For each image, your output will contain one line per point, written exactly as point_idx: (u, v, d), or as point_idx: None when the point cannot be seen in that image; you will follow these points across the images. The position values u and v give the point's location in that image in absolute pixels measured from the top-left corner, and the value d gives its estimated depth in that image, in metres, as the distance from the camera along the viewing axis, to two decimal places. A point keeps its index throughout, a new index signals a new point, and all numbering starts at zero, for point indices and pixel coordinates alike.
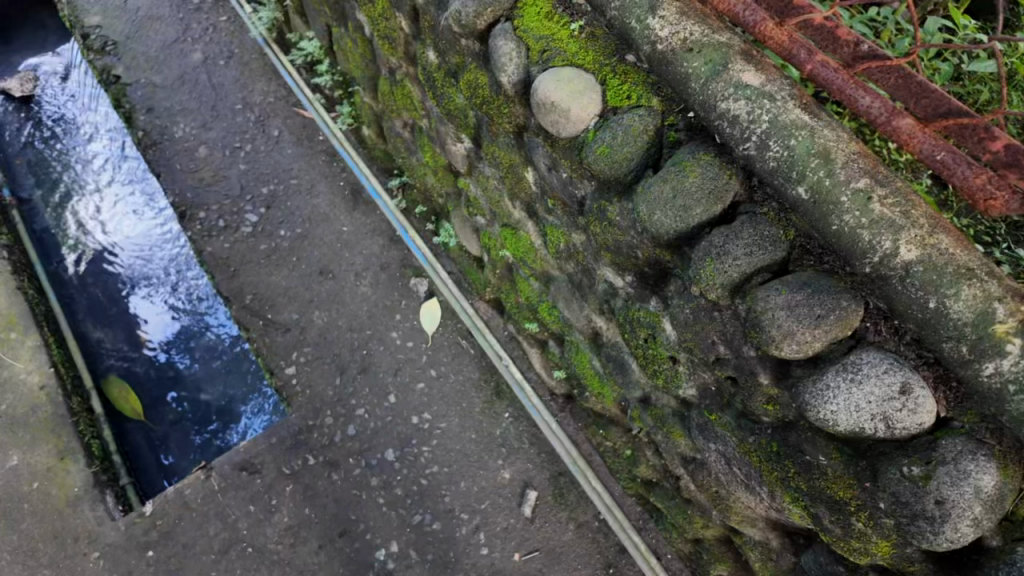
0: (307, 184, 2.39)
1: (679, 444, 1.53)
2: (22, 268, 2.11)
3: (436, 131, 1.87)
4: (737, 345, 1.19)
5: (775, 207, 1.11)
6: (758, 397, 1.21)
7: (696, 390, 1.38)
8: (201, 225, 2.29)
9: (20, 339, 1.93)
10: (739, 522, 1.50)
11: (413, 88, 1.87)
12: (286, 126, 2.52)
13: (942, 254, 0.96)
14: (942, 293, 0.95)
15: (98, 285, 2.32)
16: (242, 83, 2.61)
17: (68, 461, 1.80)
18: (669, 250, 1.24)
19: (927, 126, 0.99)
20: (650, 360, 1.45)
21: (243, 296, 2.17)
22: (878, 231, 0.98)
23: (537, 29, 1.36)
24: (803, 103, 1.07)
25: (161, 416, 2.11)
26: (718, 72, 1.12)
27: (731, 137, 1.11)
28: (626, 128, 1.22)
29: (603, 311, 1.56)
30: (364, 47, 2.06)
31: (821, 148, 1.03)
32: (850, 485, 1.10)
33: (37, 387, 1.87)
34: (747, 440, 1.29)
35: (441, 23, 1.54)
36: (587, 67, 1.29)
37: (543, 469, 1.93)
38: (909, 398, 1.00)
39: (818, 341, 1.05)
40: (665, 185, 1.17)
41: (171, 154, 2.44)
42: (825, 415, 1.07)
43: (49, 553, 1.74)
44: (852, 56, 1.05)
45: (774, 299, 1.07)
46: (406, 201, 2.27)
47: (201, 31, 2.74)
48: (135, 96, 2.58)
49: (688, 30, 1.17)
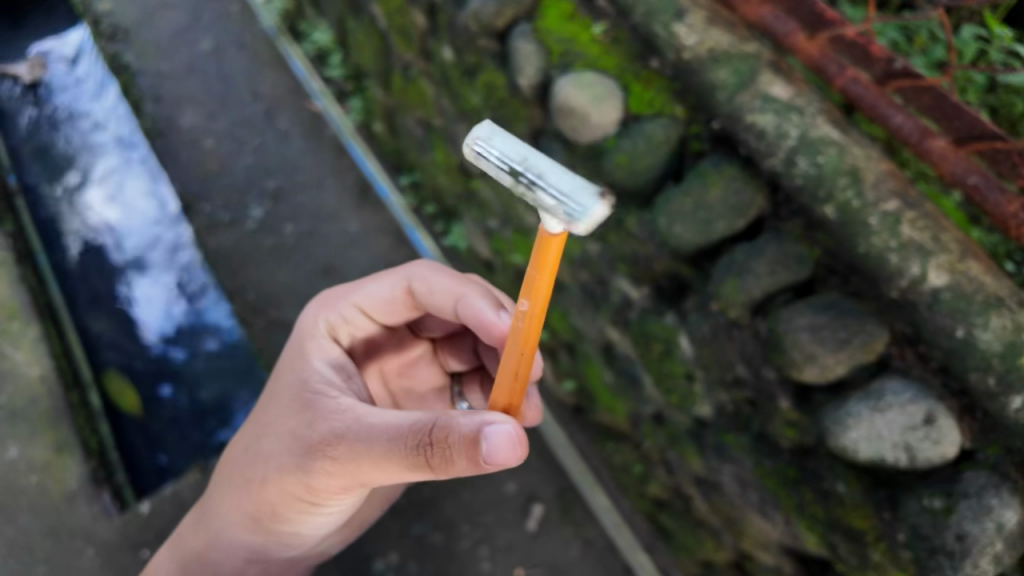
0: (315, 181, 2.37)
1: (692, 464, 1.46)
2: (25, 256, 2.05)
3: (449, 130, 1.82)
4: (757, 366, 1.17)
5: (801, 224, 1.08)
6: (777, 420, 1.18)
7: (712, 410, 1.32)
8: (206, 219, 2.31)
9: (21, 330, 1.88)
10: (752, 547, 1.46)
11: (426, 85, 1.83)
12: (296, 119, 2.49)
13: (971, 280, 0.95)
14: (970, 322, 0.92)
15: (100, 277, 2.20)
16: (252, 74, 2.58)
17: (66, 457, 1.77)
18: (688, 264, 1.22)
19: (960, 149, 0.99)
20: (665, 376, 1.39)
21: (246, 292, 2.19)
22: (906, 256, 0.96)
23: (558, 31, 1.31)
24: (832, 119, 1.06)
25: (159, 412, 2.03)
26: (744, 84, 1.08)
27: (756, 150, 1.07)
28: (647, 137, 1.19)
29: (617, 323, 1.49)
30: (379, 42, 2.02)
31: (849, 167, 1.01)
32: (868, 515, 1.08)
33: (37, 379, 1.84)
34: (763, 463, 1.25)
35: (458, 21, 1.50)
36: (609, 72, 1.24)
37: (549, 482, 1.86)
38: (933, 428, 0.98)
39: (840, 366, 1.05)
40: (687, 198, 1.14)
41: (178, 145, 2.44)
42: (845, 442, 1.05)
43: (44, 548, 1.72)
44: (884, 73, 1.03)
45: (796, 321, 1.06)
46: (416, 200, 2.29)
47: (213, 18, 2.70)
48: (143, 84, 2.55)
49: (715, 39, 1.13)
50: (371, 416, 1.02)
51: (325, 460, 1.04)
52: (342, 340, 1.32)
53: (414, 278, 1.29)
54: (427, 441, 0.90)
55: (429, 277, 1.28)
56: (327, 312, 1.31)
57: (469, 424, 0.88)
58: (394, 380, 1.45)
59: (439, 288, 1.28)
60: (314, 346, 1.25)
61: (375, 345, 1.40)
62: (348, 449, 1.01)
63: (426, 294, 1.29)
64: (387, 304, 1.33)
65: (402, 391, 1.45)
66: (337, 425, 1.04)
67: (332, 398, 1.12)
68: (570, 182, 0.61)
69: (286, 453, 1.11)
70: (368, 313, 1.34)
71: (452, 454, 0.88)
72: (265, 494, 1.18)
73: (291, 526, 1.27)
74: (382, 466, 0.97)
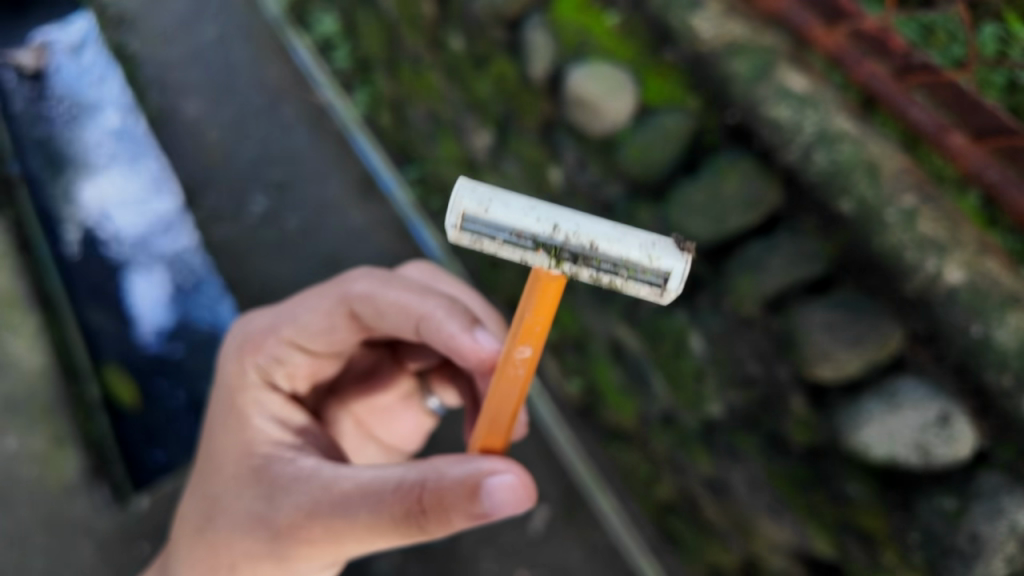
0: (320, 173, 2.36)
1: (701, 465, 1.45)
2: (24, 244, 1.99)
3: (457, 122, 1.80)
4: (771, 363, 1.15)
5: (818, 221, 1.04)
6: (788, 420, 1.17)
7: (724, 409, 1.30)
8: (207, 210, 2.29)
9: (22, 320, 1.87)
10: (760, 550, 1.44)
11: (434, 76, 1.81)
12: (301, 111, 2.47)
13: (988, 278, 0.93)
14: (987, 319, 0.91)
15: (100, 268, 2.17)
16: (258, 64, 2.56)
17: (65, 448, 1.78)
18: (701, 260, 1.20)
19: (980, 144, 0.96)
20: (675, 374, 1.38)
21: (251, 284, 2.18)
22: (924, 252, 0.95)
23: (571, 20, 1.28)
24: (850, 112, 1.04)
25: (157, 405, 2.00)
26: (762, 76, 1.07)
27: (772, 145, 1.05)
28: (660, 129, 1.16)
29: (627, 320, 1.47)
30: (387, 32, 2.00)
31: (867, 161, 0.99)
32: (880, 515, 1.08)
33: (36, 368, 1.83)
34: (774, 463, 1.24)
35: (469, 10, 1.48)
36: (623, 63, 1.21)
37: (554, 482, 1.83)
38: (946, 428, 0.96)
39: (852, 363, 1.03)
40: (703, 191, 1.14)
41: (180, 134, 2.42)
42: (858, 441, 1.05)
43: (42, 540, 1.74)
44: (904, 65, 1.01)
45: (812, 318, 1.05)
46: (422, 193, 2.27)
47: (219, 8, 2.68)
48: (147, 72, 2.55)
49: (732, 29, 1.11)
50: (339, 485, 0.99)
51: (302, 544, 0.99)
52: (281, 382, 1.27)
53: (355, 300, 1.28)
54: (418, 508, 0.90)
55: (369, 297, 1.27)
56: (255, 357, 1.25)
57: (457, 480, 0.90)
58: (354, 404, 1.45)
59: (387, 306, 1.27)
60: (251, 401, 1.20)
61: (320, 375, 1.36)
62: (328, 525, 0.97)
63: (371, 312, 1.28)
64: (326, 333, 1.30)
65: (365, 410, 1.47)
66: (307, 499, 1.00)
67: (291, 467, 1.07)
68: (633, 243, 0.65)
69: (253, 540, 1.03)
70: (304, 347, 1.29)
71: (449, 514, 0.89)
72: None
73: None
74: (371, 538, 0.95)
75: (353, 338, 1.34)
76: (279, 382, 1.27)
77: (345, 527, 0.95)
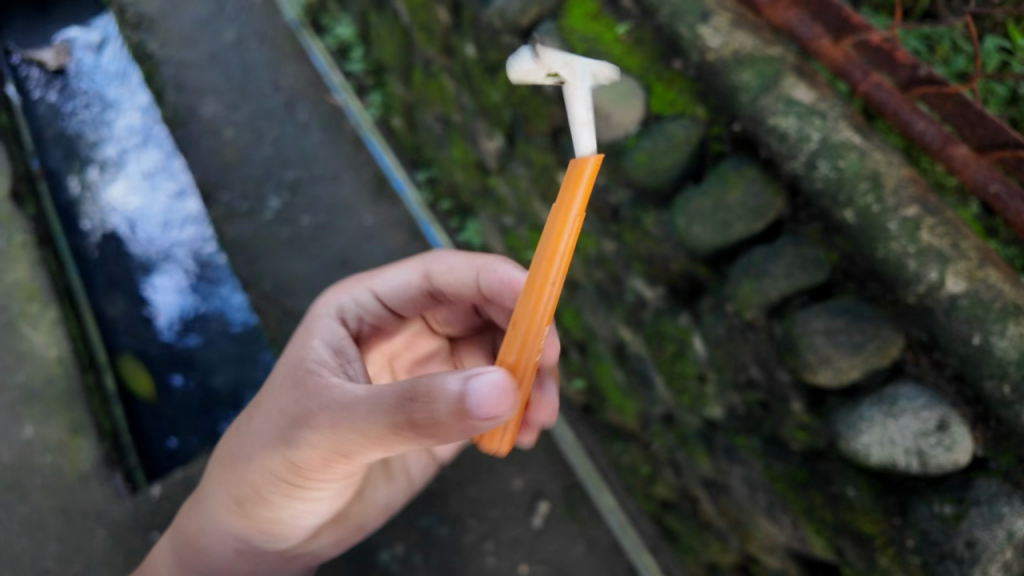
0: (333, 173, 2.40)
1: (702, 466, 1.47)
2: (45, 240, 2.08)
3: (468, 127, 1.84)
4: (771, 368, 1.17)
5: (820, 228, 1.07)
6: (789, 423, 1.19)
7: (723, 411, 1.33)
8: (223, 208, 2.35)
9: (41, 311, 1.92)
10: (757, 550, 1.46)
11: (448, 81, 1.84)
12: (315, 112, 2.51)
13: (990, 288, 0.94)
14: (987, 329, 0.92)
15: (116, 262, 2.24)
16: (273, 66, 2.61)
17: (80, 438, 1.81)
18: (705, 265, 1.23)
19: (983, 156, 0.99)
20: (676, 376, 1.41)
21: (262, 282, 2.23)
22: (925, 261, 0.96)
23: (582, 29, 1.30)
24: (855, 123, 1.05)
25: (171, 398, 2.09)
26: (767, 87, 1.08)
27: (777, 153, 1.07)
28: (668, 137, 1.19)
29: (630, 322, 1.50)
30: (401, 36, 2.03)
31: (869, 171, 1.00)
32: (878, 519, 1.09)
33: (54, 359, 1.86)
34: (773, 466, 1.26)
35: (482, 17, 1.51)
36: (632, 72, 1.24)
37: (555, 479, 1.89)
38: (945, 435, 0.97)
39: (854, 370, 1.05)
40: (707, 199, 1.15)
41: (197, 133, 2.47)
42: (857, 446, 1.06)
43: (56, 527, 1.76)
44: (908, 79, 1.03)
45: (812, 323, 1.07)
46: (432, 195, 2.30)
47: (236, 11, 2.73)
48: (166, 72, 2.59)
49: (740, 41, 1.12)
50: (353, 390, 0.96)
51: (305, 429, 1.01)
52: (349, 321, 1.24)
53: (432, 263, 1.25)
54: (408, 395, 0.83)
55: (440, 261, 1.25)
56: (340, 294, 1.26)
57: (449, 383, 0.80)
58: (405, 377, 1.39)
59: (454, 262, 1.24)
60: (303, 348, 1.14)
61: (382, 332, 1.31)
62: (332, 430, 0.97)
63: (442, 279, 1.24)
64: (401, 289, 1.27)
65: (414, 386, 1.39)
66: (325, 400, 0.99)
67: (322, 378, 1.03)
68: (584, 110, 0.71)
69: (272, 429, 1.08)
70: (379, 297, 1.27)
71: (437, 408, 0.80)
72: (266, 487, 1.18)
73: (271, 510, 1.25)
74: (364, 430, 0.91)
75: (423, 305, 1.31)
76: (345, 321, 1.23)
77: (347, 413, 0.94)
